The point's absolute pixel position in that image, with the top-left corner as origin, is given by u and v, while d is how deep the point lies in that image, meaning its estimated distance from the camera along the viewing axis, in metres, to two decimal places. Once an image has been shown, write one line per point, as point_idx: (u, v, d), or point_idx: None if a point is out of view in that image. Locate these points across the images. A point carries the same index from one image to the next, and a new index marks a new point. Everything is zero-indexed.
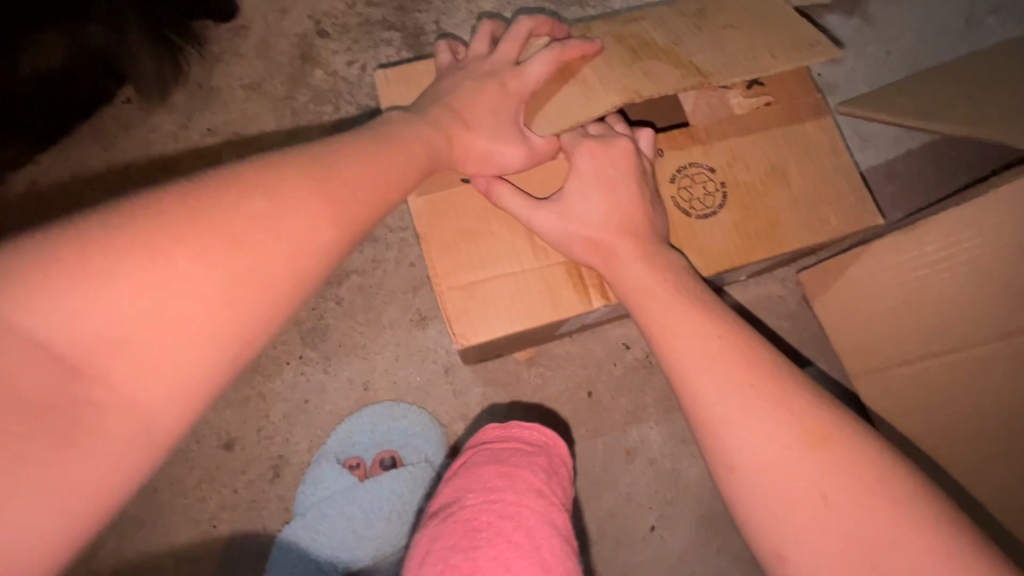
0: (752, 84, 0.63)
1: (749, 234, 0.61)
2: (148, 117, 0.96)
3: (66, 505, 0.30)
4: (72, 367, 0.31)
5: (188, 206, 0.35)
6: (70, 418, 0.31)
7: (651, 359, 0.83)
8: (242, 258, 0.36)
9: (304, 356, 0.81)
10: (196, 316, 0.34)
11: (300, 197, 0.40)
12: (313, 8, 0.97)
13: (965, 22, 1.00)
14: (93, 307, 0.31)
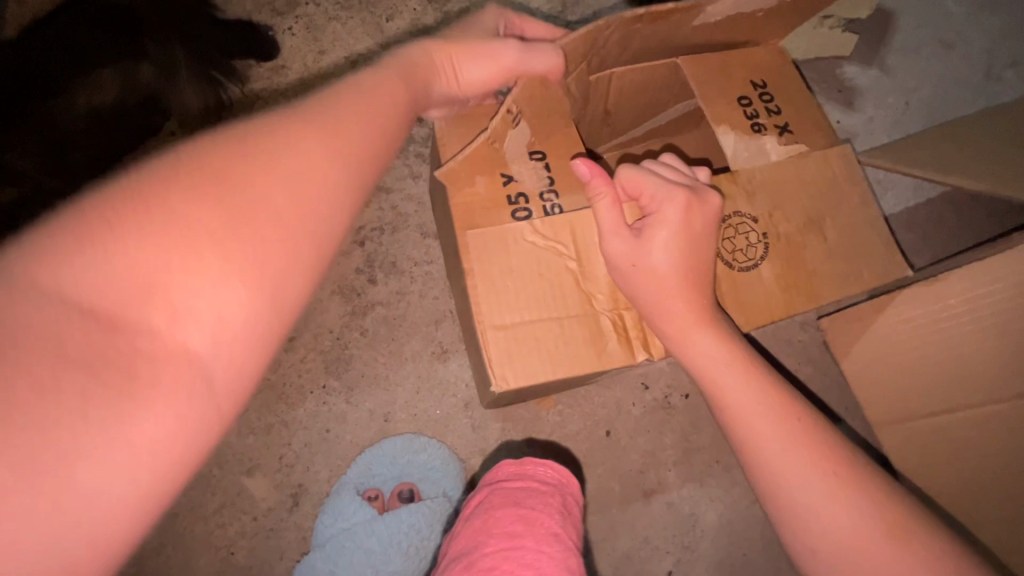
0: (784, 132, 0.65)
1: (787, 287, 0.62)
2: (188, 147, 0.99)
3: (133, 474, 0.27)
4: (101, 322, 0.27)
5: (201, 155, 0.32)
6: (112, 376, 0.27)
7: (669, 401, 0.83)
8: (274, 200, 0.33)
9: (327, 386, 0.82)
10: (228, 255, 0.30)
11: (309, 136, 0.37)
12: (349, 50, 1.02)
13: (982, 75, 1.03)
14: (113, 257, 0.28)
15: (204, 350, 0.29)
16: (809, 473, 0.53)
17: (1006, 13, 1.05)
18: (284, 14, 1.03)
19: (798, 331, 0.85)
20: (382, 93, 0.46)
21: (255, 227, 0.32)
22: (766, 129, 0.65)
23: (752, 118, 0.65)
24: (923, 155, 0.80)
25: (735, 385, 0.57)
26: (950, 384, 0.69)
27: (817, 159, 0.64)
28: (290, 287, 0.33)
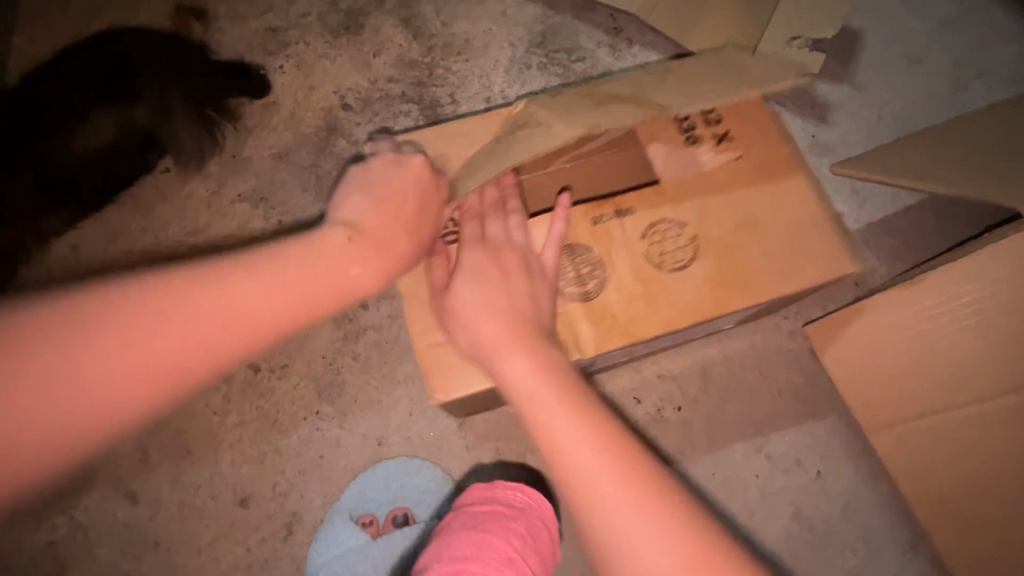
0: (721, 141, 0.69)
1: (721, 288, 0.66)
2: (183, 185, 0.97)
3: (37, 428, 0.37)
4: (85, 328, 0.39)
5: (253, 253, 0.46)
6: (75, 364, 0.38)
7: (662, 414, 0.83)
8: (233, 298, 0.43)
9: (320, 412, 0.82)
10: (175, 326, 0.41)
11: (339, 254, 0.49)
12: (338, 84, 1.05)
13: (951, 86, 1.06)
14: (123, 301, 0.41)
15: (156, 364, 0.40)
16: (640, 506, 0.45)
17: (969, 27, 1.10)
18: (276, 53, 1.06)
19: (788, 340, 0.85)
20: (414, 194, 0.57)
21: (230, 294, 0.43)
22: (702, 139, 0.69)
23: (686, 130, 0.70)
24: (895, 162, 0.82)
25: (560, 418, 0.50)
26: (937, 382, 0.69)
27: (758, 173, 0.68)
28: (209, 357, 0.42)
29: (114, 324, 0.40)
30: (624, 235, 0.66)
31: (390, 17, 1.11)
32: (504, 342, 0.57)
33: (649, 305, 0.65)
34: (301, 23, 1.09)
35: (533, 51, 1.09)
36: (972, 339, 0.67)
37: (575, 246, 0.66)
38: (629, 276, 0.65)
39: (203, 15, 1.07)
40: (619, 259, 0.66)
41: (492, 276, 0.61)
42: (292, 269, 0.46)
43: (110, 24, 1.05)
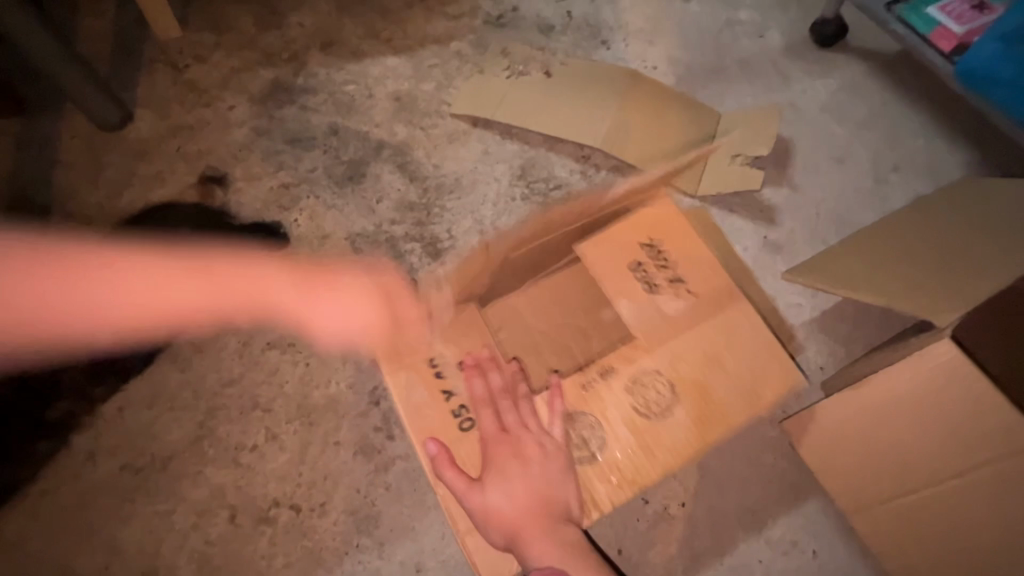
0: (675, 285, 0.84)
1: (702, 424, 0.81)
2: (216, 340, 1.03)
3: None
4: (75, 269, 0.65)
5: (207, 265, 0.75)
6: (57, 289, 0.63)
7: (669, 511, 0.92)
8: (173, 291, 0.70)
9: (360, 545, 0.90)
10: (124, 296, 0.67)
11: (267, 280, 0.79)
12: (348, 231, 1.20)
13: (874, 181, 1.24)
14: (105, 266, 0.67)
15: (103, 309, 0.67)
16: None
17: (881, 127, 1.28)
18: (290, 208, 1.21)
19: (770, 429, 0.97)
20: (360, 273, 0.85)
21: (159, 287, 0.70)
22: (659, 286, 0.84)
23: (645, 281, 0.85)
24: (839, 267, 0.94)
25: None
26: (906, 467, 0.81)
27: (715, 317, 0.83)
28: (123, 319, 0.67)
29: (105, 270, 0.66)
30: (614, 393, 0.83)
31: (387, 164, 1.27)
32: (535, 526, 0.82)
33: (646, 452, 0.81)
34: (310, 178, 1.25)
35: (515, 183, 1.25)
36: (926, 432, 0.78)
37: (576, 412, 0.83)
38: (625, 429, 0.82)
39: (224, 181, 1.24)
40: (615, 417, 0.82)
41: (521, 473, 0.83)
42: (217, 286, 0.74)
43: (145, 200, 1.22)
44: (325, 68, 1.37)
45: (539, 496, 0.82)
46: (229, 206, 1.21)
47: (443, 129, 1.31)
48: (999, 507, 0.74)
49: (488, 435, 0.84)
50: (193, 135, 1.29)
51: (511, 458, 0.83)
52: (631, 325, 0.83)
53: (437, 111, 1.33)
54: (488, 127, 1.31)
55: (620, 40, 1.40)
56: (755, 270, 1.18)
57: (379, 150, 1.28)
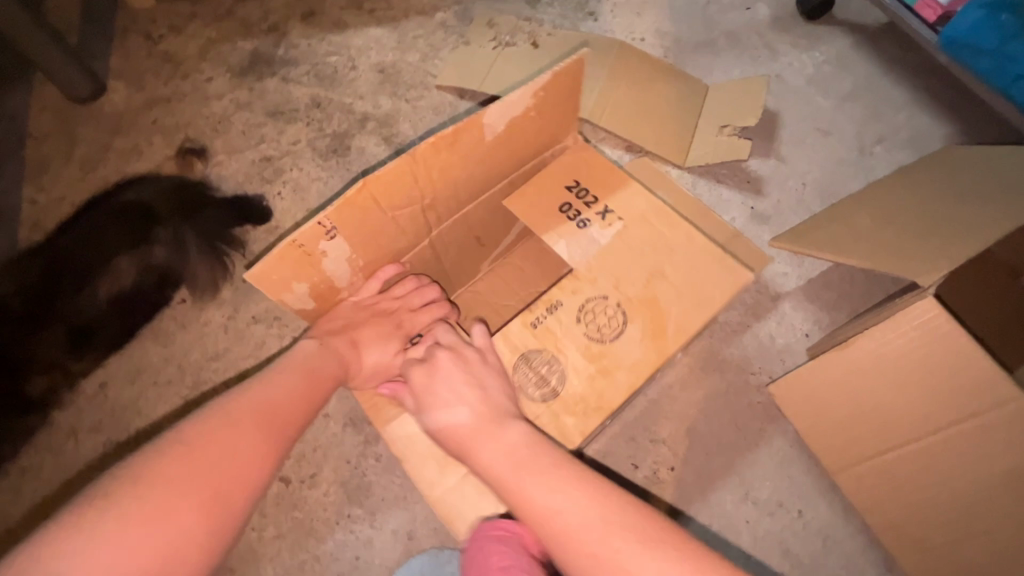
0: (605, 215, 0.86)
1: (655, 337, 0.82)
2: (201, 313, 1.08)
3: (225, 490, 0.58)
4: (186, 441, 0.59)
5: (256, 385, 0.71)
6: (201, 455, 0.58)
7: (658, 475, 0.94)
8: (270, 409, 0.68)
9: (351, 515, 0.90)
10: (261, 428, 0.65)
11: (315, 355, 0.79)
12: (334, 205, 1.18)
13: (858, 152, 1.24)
14: (185, 437, 0.59)
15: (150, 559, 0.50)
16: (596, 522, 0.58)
17: (866, 98, 1.29)
18: (272, 181, 1.19)
19: (757, 395, 0.98)
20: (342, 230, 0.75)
21: (163, 513, 0.53)
22: (591, 219, 0.86)
23: (576, 218, 0.86)
24: (814, 235, 0.96)
25: (537, 480, 0.64)
26: (890, 425, 0.82)
27: (650, 235, 0.84)
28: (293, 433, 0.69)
29: (183, 439, 0.59)
30: (565, 326, 0.84)
31: (372, 136, 1.25)
32: (472, 435, 0.71)
33: (606, 373, 0.83)
34: (292, 151, 1.22)
35: None
36: (907, 392, 0.80)
37: (531, 351, 0.84)
38: (580, 357, 0.83)
39: (204, 153, 1.20)
40: (570, 346, 0.84)
41: (463, 374, 0.77)
42: (294, 385, 0.73)
43: (121, 173, 1.18)
44: (306, 39, 1.33)
45: (480, 394, 0.75)
46: (209, 178, 1.18)
47: (429, 101, 1.29)
48: (970, 466, 0.77)
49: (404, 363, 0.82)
50: (170, 107, 1.25)
51: (426, 372, 0.78)
52: (570, 260, 0.85)
53: (421, 82, 1.30)
54: (474, 98, 1.29)
55: (608, 12, 1.38)
56: None
57: (364, 122, 1.26)
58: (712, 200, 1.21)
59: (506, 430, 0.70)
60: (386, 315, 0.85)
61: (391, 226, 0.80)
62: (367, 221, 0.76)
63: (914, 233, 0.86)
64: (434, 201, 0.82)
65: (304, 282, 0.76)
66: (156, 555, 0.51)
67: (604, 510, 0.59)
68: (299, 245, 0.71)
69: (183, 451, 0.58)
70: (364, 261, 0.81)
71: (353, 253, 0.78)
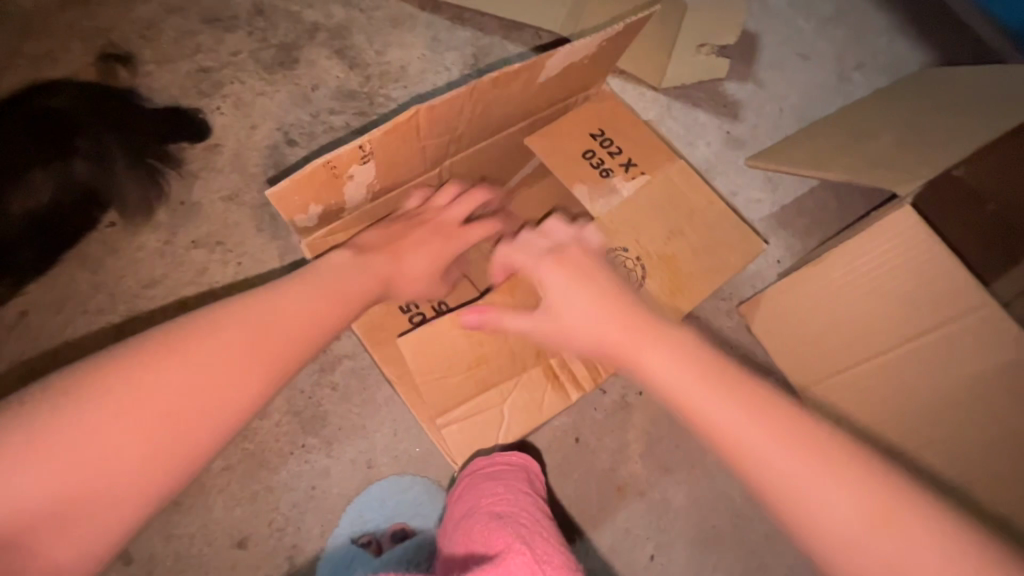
0: (629, 168, 0.84)
1: (673, 295, 0.82)
2: (134, 238, 0.97)
3: (203, 400, 0.53)
4: (168, 344, 0.54)
5: (309, 285, 0.67)
6: (164, 352, 0.53)
7: (627, 400, 0.91)
8: (271, 320, 0.60)
9: (306, 445, 0.85)
10: (249, 340, 0.57)
11: (334, 281, 0.69)
12: (280, 121, 1.06)
13: (837, 78, 1.19)
14: (185, 337, 0.55)
15: (74, 484, 0.47)
16: (807, 463, 0.48)
17: (848, 21, 1.22)
18: (211, 95, 1.07)
19: (726, 319, 0.97)
20: (392, 144, 0.70)
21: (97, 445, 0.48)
22: (613, 170, 0.84)
23: (599, 166, 0.84)
24: (797, 151, 0.93)
25: (733, 399, 0.52)
26: (860, 338, 0.82)
27: (667, 188, 0.84)
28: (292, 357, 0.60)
29: (174, 336, 0.55)
30: None
31: (323, 49, 1.12)
32: (633, 340, 0.62)
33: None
34: (233, 63, 1.09)
35: (467, 74, 1.13)
36: (881, 301, 0.79)
37: None
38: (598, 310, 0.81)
39: (131, 61, 1.07)
40: None
41: (603, 278, 0.70)
42: (321, 295, 0.66)
43: (32, 80, 1.04)
44: None
45: (615, 305, 0.66)
46: (136, 90, 1.05)
47: (386, 12, 1.15)
48: (933, 374, 0.78)
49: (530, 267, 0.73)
50: (88, 7, 1.09)
51: (572, 270, 0.70)
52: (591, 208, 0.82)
53: None
54: (437, 10, 1.15)
55: None
56: (717, 166, 1.13)
57: (314, 33, 1.13)
58: (687, 124, 1.15)
59: (673, 334, 0.60)
60: (429, 222, 0.82)
61: (417, 156, 0.77)
62: (425, 133, 0.73)
63: (896, 147, 0.83)
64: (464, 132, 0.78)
65: (337, 185, 0.71)
66: (92, 474, 0.48)
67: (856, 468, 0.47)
68: (334, 156, 0.66)
69: (161, 349, 0.53)
70: (382, 187, 0.77)
71: (376, 178, 0.75)
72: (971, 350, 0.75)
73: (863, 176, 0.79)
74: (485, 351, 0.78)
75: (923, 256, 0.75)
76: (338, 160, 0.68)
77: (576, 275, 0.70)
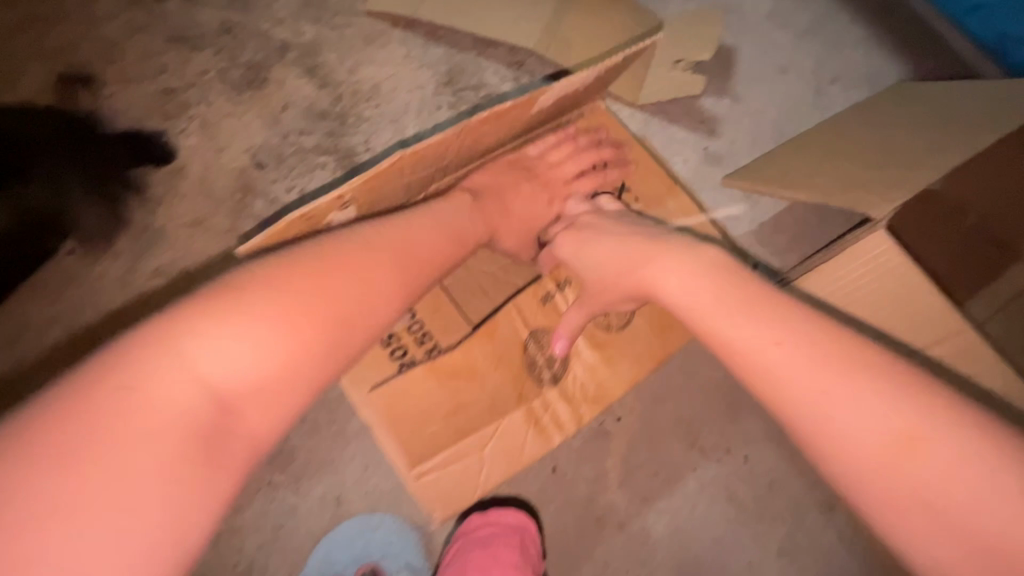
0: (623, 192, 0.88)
1: (661, 330, 0.84)
2: (92, 267, 0.96)
3: (359, 303, 0.58)
4: (320, 253, 0.59)
5: (430, 218, 0.72)
6: (321, 261, 0.58)
7: (605, 427, 0.89)
8: (407, 244, 0.66)
9: (273, 480, 0.83)
10: (387, 261, 0.63)
11: (448, 215, 0.74)
12: (248, 142, 1.04)
13: (814, 91, 1.19)
14: (329, 249, 0.60)
15: (225, 380, 0.50)
16: (815, 369, 0.52)
17: (825, 34, 1.22)
18: (176, 116, 1.04)
19: None
20: (376, 186, 0.70)
21: (261, 344, 0.51)
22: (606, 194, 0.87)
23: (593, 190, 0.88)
24: (774, 172, 0.91)
25: (761, 314, 0.57)
26: None
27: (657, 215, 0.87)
28: (416, 282, 0.66)
29: (330, 249, 0.60)
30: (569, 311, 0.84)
31: (293, 68, 1.09)
32: (648, 266, 0.68)
33: (610, 363, 0.83)
34: (200, 83, 1.06)
35: (441, 91, 1.10)
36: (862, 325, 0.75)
37: (539, 331, 0.82)
38: (587, 346, 0.83)
39: (93, 83, 1.04)
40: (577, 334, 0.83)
41: (616, 228, 0.76)
42: (441, 225, 0.72)
43: None
44: None
45: (636, 242, 0.72)
46: (99, 113, 1.03)
47: (358, 29, 1.12)
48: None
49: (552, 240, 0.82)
50: (49, 25, 1.06)
51: (587, 228, 0.79)
52: None
53: (350, 9, 1.12)
54: (409, 27, 1.13)
55: None
56: (694, 182, 1.12)
57: (283, 51, 1.10)
58: (664, 140, 1.14)
59: (697, 256, 0.65)
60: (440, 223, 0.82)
61: (400, 191, 0.77)
62: (408, 173, 0.72)
63: (871, 166, 0.82)
64: (449, 163, 0.78)
65: (315, 228, 0.71)
66: (262, 359, 0.51)
67: (884, 366, 0.51)
68: (317, 206, 0.66)
69: (319, 257, 0.59)
70: (362, 224, 0.78)
71: (356, 218, 0.75)
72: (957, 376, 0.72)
73: (837, 200, 0.79)
74: (465, 399, 0.79)
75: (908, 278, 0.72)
76: (318, 207, 0.67)
77: (592, 235, 0.77)
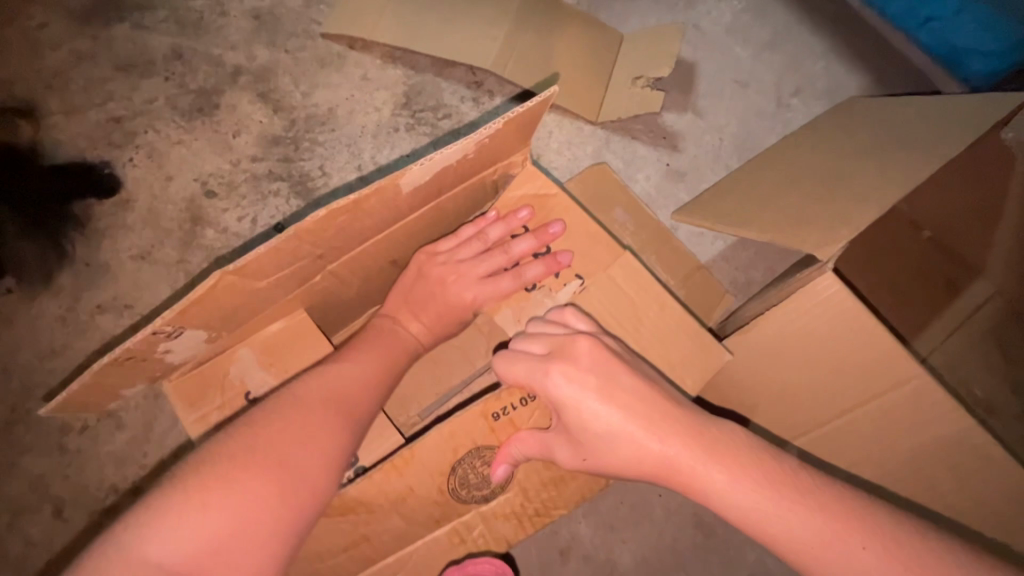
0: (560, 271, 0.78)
1: None
2: (31, 305, 0.94)
3: (312, 454, 0.58)
4: (255, 419, 0.59)
5: (360, 353, 0.72)
6: (259, 428, 0.58)
7: None
8: (340, 383, 0.66)
9: None
10: (330, 405, 0.62)
11: (370, 350, 0.74)
12: (197, 171, 1.01)
13: (774, 104, 1.19)
14: (268, 411, 0.60)
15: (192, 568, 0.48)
16: (801, 518, 0.51)
17: (786, 48, 1.22)
18: (122, 145, 1.01)
19: None
20: (221, 304, 0.64)
21: (229, 502, 0.51)
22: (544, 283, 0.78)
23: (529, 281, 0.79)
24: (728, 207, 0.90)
25: (730, 459, 0.55)
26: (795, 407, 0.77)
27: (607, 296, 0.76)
28: (362, 418, 0.65)
29: (263, 413, 0.60)
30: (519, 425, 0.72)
31: (246, 92, 1.06)
32: (659, 432, 0.57)
33: (558, 485, 0.75)
34: (148, 111, 1.03)
35: (398, 113, 1.08)
36: (814, 373, 0.74)
37: (482, 448, 0.72)
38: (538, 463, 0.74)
39: (34, 114, 1.01)
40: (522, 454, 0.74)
41: (621, 367, 0.62)
42: (372, 359, 0.72)
43: None
44: None
45: (638, 386, 0.60)
46: (40, 144, 1.00)
47: (312, 52, 1.09)
48: (889, 441, 0.72)
49: (549, 382, 0.62)
50: None
51: (603, 364, 0.61)
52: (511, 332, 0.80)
53: (304, 31, 1.10)
54: (366, 49, 1.10)
55: None
56: (656, 200, 1.12)
57: (235, 76, 1.07)
58: (627, 158, 1.13)
59: (663, 396, 0.61)
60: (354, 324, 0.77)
61: (268, 297, 0.69)
62: (246, 287, 0.65)
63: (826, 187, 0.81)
64: (327, 254, 0.70)
65: (156, 357, 0.66)
66: (226, 539, 0.50)
67: (858, 508, 0.52)
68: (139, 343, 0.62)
69: (256, 425, 0.58)
70: (232, 335, 0.71)
71: (214, 335, 0.69)
72: (921, 416, 0.70)
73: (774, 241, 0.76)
74: (369, 529, 0.70)
75: (854, 325, 0.70)
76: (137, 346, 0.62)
77: (595, 374, 0.61)
